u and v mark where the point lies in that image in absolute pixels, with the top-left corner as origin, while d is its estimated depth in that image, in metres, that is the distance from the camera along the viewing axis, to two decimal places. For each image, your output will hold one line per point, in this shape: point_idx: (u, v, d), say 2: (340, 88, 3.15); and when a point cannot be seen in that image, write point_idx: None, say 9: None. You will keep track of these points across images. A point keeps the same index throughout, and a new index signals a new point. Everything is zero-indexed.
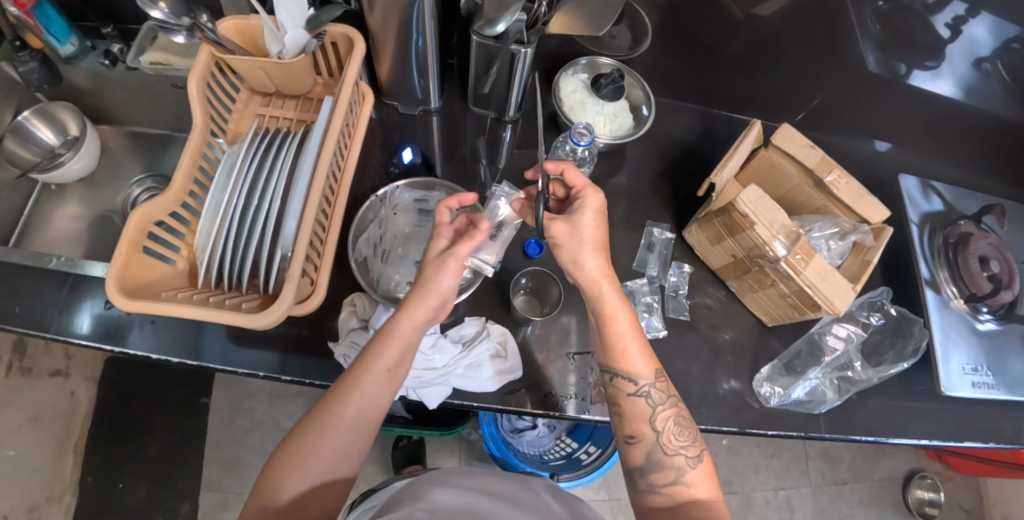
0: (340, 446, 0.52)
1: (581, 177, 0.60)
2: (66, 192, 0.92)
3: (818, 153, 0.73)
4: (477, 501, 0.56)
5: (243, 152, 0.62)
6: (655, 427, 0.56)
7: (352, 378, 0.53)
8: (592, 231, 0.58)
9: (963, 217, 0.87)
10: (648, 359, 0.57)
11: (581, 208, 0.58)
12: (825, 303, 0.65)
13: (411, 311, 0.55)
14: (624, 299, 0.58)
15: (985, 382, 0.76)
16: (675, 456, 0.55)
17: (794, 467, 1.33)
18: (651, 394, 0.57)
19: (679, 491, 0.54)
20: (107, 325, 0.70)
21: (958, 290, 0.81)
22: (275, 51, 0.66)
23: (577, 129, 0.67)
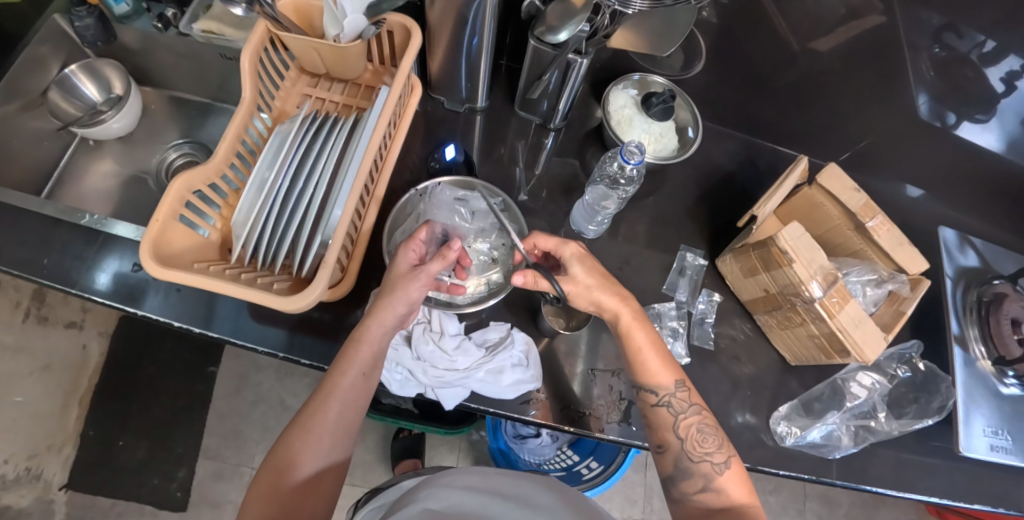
0: (321, 449, 0.54)
1: (548, 239, 0.62)
2: (104, 149, 0.92)
3: (863, 197, 0.71)
4: (486, 501, 0.56)
5: (293, 132, 0.63)
6: (680, 434, 0.57)
7: (330, 382, 0.55)
8: (589, 273, 0.61)
9: (999, 277, 0.85)
10: (670, 369, 0.59)
11: (567, 263, 0.61)
12: (855, 350, 0.65)
13: (377, 318, 0.57)
14: (641, 317, 0.60)
15: (1002, 447, 0.75)
16: (702, 462, 0.55)
17: (791, 506, 1.32)
18: (673, 402, 0.58)
19: (710, 498, 0.54)
20: (134, 287, 0.70)
21: (986, 350, 0.80)
22: (332, 33, 0.65)
23: (628, 147, 0.64)
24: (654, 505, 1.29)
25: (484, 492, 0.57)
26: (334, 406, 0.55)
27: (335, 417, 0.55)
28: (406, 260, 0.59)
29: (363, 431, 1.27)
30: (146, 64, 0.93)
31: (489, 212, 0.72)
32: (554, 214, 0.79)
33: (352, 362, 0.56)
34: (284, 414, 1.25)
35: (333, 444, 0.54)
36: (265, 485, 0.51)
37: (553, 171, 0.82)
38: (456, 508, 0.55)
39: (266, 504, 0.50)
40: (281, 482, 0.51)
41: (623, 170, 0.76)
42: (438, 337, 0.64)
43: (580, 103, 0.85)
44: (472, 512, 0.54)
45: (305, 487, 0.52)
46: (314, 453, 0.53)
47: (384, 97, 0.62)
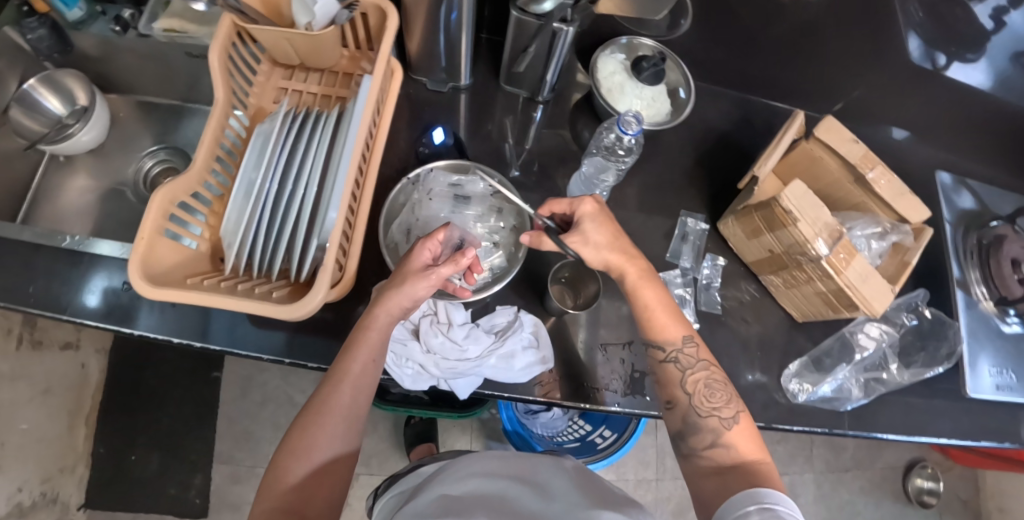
0: (336, 437, 0.53)
1: (559, 203, 0.61)
2: (76, 164, 0.89)
3: (862, 148, 0.70)
4: (505, 482, 0.57)
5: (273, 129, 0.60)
6: (687, 389, 0.57)
7: (338, 365, 0.55)
8: (600, 234, 0.59)
9: (997, 218, 0.86)
10: (676, 322, 0.59)
11: (579, 221, 0.60)
12: (863, 303, 0.65)
13: (384, 308, 0.55)
14: (648, 273, 0.60)
15: (1007, 385, 0.78)
16: (711, 418, 0.55)
17: (799, 454, 1.33)
18: (680, 359, 0.58)
19: (720, 454, 0.53)
20: (128, 307, 0.68)
21: (988, 291, 0.82)
22: (303, 21, 0.62)
23: (625, 117, 0.61)
24: (666, 465, 1.31)
25: (504, 475, 0.58)
26: (343, 390, 0.54)
27: (345, 401, 0.54)
28: (420, 261, 0.55)
29: (374, 421, 1.27)
30: (109, 68, 0.88)
31: (475, 193, 0.69)
32: (551, 191, 0.77)
33: (363, 346, 0.55)
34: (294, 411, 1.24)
35: (347, 430, 0.54)
36: (275, 479, 0.51)
37: (546, 144, 0.79)
38: (475, 490, 0.55)
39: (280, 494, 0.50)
40: (297, 473, 0.51)
41: (621, 140, 0.75)
42: (447, 329, 0.63)
43: (566, 73, 0.83)
44: (494, 493, 0.54)
45: (320, 475, 0.52)
46: (325, 443, 0.52)
47: (368, 88, 0.59)
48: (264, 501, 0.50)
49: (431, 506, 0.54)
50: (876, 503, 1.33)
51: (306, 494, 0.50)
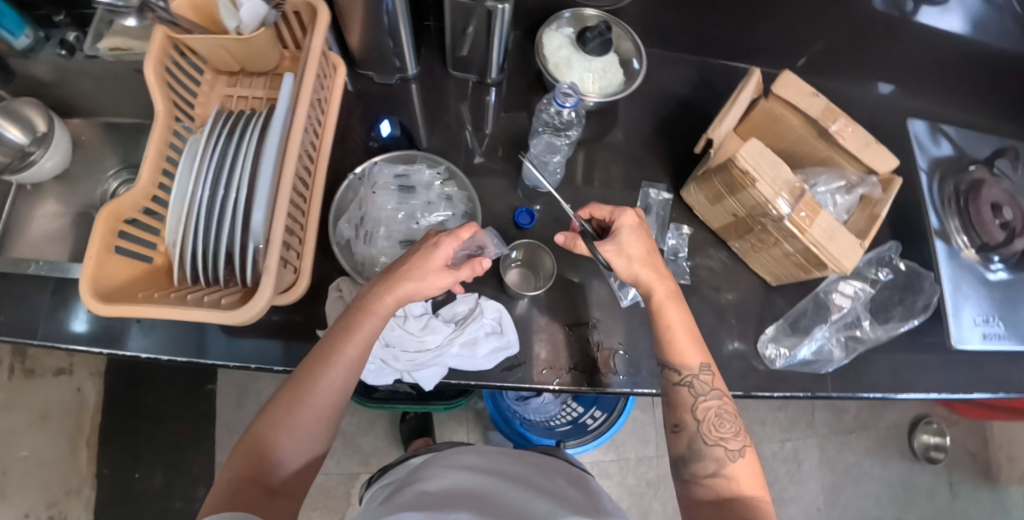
0: (319, 418, 0.50)
1: (604, 209, 0.63)
2: (43, 192, 0.89)
3: (822, 101, 0.68)
4: (494, 483, 0.57)
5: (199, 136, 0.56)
6: (696, 416, 0.57)
7: (328, 345, 0.51)
8: (636, 246, 0.61)
9: (974, 163, 0.83)
10: (698, 350, 0.59)
11: (618, 228, 0.61)
12: (832, 262, 0.63)
13: (395, 293, 0.53)
14: (674, 294, 0.61)
15: (996, 333, 0.75)
16: (716, 447, 0.55)
17: (801, 420, 1.31)
18: (695, 384, 0.58)
19: (720, 484, 0.53)
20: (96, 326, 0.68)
21: (969, 239, 0.79)
22: (232, 26, 0.61)
23: (561, 89, 0.59)
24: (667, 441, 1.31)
25: (495, 477, 0.58)
26: (335, 371, 0.50)
27: (336, 382, 0.51)
28: (439, 256, 0.54)
29: (370, 419, 1.26)
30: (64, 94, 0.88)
31: (427, 181, 0.70)
32: (509, 174, 0.76)
33: (361, 329, 0.52)
34: None
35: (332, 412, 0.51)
36: (248, 456, 0.46)
37: (502, 127, 0.78)
38: (463, 487, 0.55)
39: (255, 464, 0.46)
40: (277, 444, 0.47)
41: (560, 115, 0.74)
42: (403, 321, 0.63)
43: (517, 53, 0.81)
44: (479, 491, 0.55)
45: (294, 454, 0.48)
46: (308, 424, 0.49)
47: (289, 84, 0.54)
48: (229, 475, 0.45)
49: (417, 496, 0.54)
50: (883, 462, 1.31)
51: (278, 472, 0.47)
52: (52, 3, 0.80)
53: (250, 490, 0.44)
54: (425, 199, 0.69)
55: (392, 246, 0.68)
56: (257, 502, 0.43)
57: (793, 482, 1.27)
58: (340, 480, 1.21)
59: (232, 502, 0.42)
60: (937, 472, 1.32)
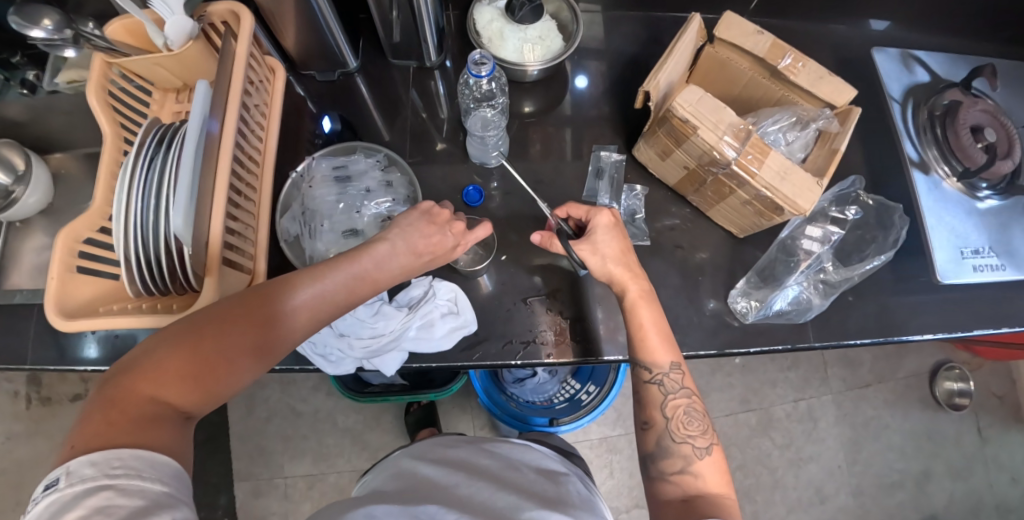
0: (266, 351, 0.46)
1: (582, 208, 0.64)
2: (30, 226, 0.92)
3: (768, 38, 0.65)
4: (461, 476, 0.56)
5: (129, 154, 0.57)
6: (666, 413, 0.55)
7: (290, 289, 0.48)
8: (610, 245, 0.61)
9: (950, 85, 0.78)
10: (670, 348, 0.57)
11: (593, 229, 0.61)
12: (787, 203, 0.59)
13: (404, 264, 0.56)
14: (648, 295, 0.60)
15: (989, 264, 0.70)
16: (683, 445, 0.54)
17: (813, 377, 1.27)
18: (665, 382, 0.56)
19: (687, 482, 0.52)
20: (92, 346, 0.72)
21: (950, 168, 0.75)
22: (161, 43, 0.63)
23: (474, 60, 0.61)
24: None
25: (469, 471, 0.58)
26: (288, 308, 0.47)
27: (291, 316, 0.48)
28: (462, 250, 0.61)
29: (376, 416, 1.27)
30: (34, 132, 0.91)
31: (364, 167, 0.71)
32: (459, 156, 0.75)
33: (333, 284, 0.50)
34: (298, 420, 1.26)
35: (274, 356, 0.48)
36: (177, 362, 0.41)
37: (449, 109, 0.78)
38: (435, 481, 0.55)
39: (177, 388, 0.41)
40: (210, 372, 0.43)
41: (480, 87, 0.74)
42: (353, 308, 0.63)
43: (457, 34, 0.80)
44: (442, 487, 0.54)
45: (227, 384, 0.44)
46: (253, 354, 0.45)
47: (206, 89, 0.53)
48: (144, 373, 0.40)
49: (387, 493, 0.54)
50: (905, 413, 1.26)
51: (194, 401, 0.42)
52: (6, 45, 0.82)
53: (163, 419, 0.39)
54: (366, 187, 0.71)
55: (337, 238, 0.69)
56: (171, 432, 0.39)
57: (811, 441, 1.23)
58: (353, 478, 1.23)
59: (144, 432, 0.37)
60: (964, 419, 1.26)
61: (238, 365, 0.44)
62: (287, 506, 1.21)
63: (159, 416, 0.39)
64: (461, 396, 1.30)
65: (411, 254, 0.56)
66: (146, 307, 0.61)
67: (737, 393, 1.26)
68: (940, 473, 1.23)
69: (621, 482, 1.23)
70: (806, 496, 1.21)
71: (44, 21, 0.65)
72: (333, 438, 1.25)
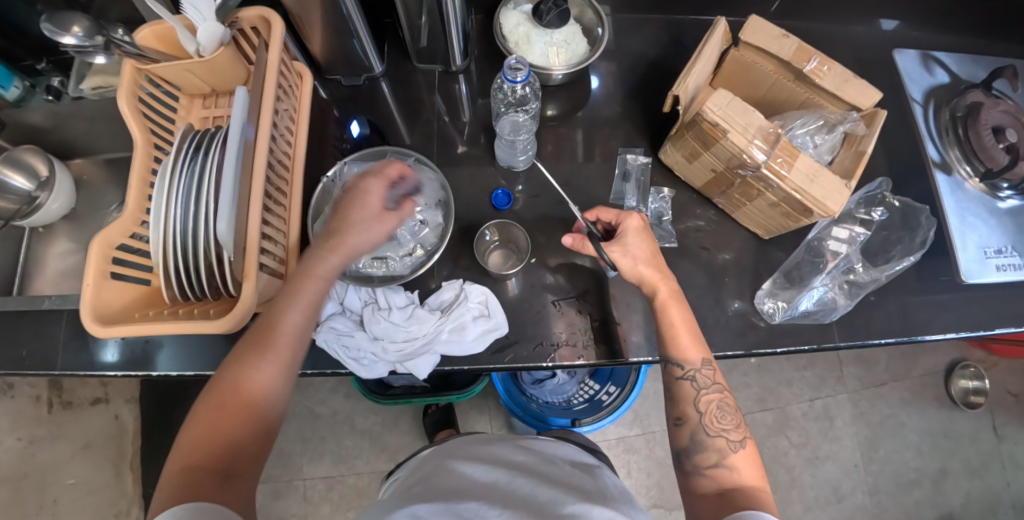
0: (275, 365, 0.51)
1: (611, 212, 0.65)
2: (54, 232, 0.92)
3: (794, 42, 0.65)
4: (499, 474, 0.57)
5: (165, 160, 0.58)
6: (699, 408, 0.56)
7: (271, 312, 0.53)
8: (640, 247, 0.62)
9: (971, 86, 0.79)
10: (700, 345, 0.58)
11: (623, 232, 0.62)
12: (816, 206, 0.60)
13: (339, 250, 0.55)
14: (677, 295, 0.60)
15: (1011, 264, 0.71)
16: (717, 438, 0.54)
17: (828, 376, 1.28)
18: (697, 378, 0.57)
19: (722, 475, 0.52)
20: (126, 351, 0.72)
21: (972, 169, 0.75)
22: (192, 49, 0.64)
23: (510, 65, 0.61)
24: None
25: (506, 467, 0.59)
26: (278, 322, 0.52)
27: (286, 328, 0.52)
28: (375, 203, 0.58)
29: (393, 417, 1.28)
30: (58, 138, 0.91)
31: (395, 172, 0.71)
32: (485, 159, 0.76)
33: (302, 287, 0.54)
34: (316, 423, 1.26)
35: (288, 368, 0.52)
36: (210, 409, 0.48)
37: (475, 112, 0.78)
38: (474, 479, 0.56)
39: (215, 430, 0.47)
40: (233, 405, 0.48)
41: (514, 91, 0.74)
42: (388, 313, 0.64)
43: (482, 39, 0.81)
44: (482, 484, 0.55)
45: (259, 409, 0.49)
46: (264, 370, 0.50)
47: (244, 99, 0.54)
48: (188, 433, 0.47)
49: (427, 492, 0.55)
50: (921, 411, 1.26)
51: (237, 441, 0.47)
52: (33, 52, 0.84)
53: (212, 467, 0.45)
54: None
55: None
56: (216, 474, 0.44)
57: (827, 440, 1.24)
58: (372, 479, 1.24)
59: (191, 488, 0.42)
60: (979, 417, 1.27)
61: (253, 384, 0.50)
62: (306, 508, 1.21)
63: (207, 465, 0.45)
64: (478, 397, 1.30)
65: (331, 236, 0.56)
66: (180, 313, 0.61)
67: (753, 393, 1.27)
68: (957, 471, 1.24)
69: (639, 482, 1.23)
70: (823, 495, 1.21)
71: (74, 28, 0.65)
72: (352, 440, 1.26)
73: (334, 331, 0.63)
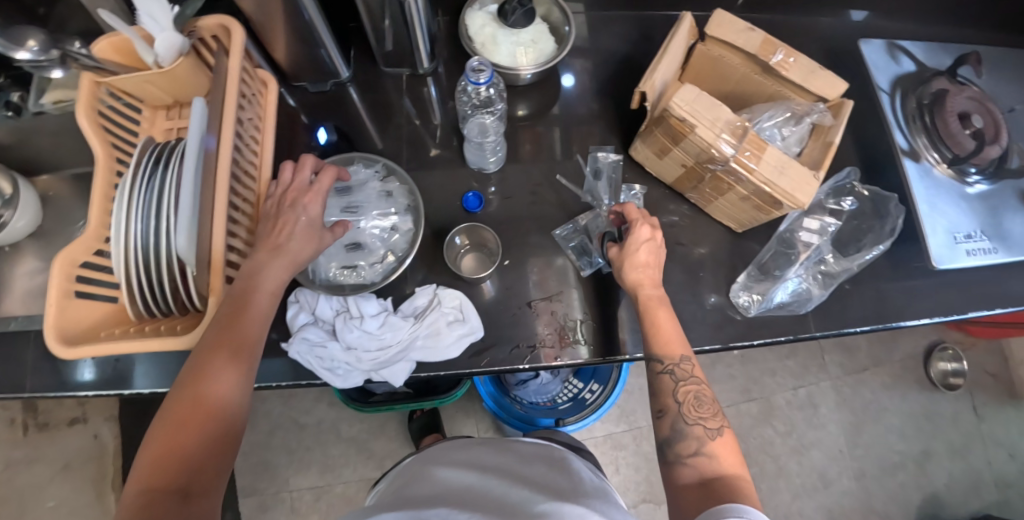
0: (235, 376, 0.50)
1: (637, 212, 0.64)
2: (19, 250, 0.90)
3: (760, 34, 0.66)
4: (474, 476, 0.57)
5: (125, 174, 0.57)
6: (678, 399, 0.55)
7: (224, 321, 0.52)
8: (644, 258, 0.62)
9: (937, 74, 0.80)
10: (682, 342, 0.58)
11: (635, 240, 0.62)
12: (786, 198, 0.60)
13: (280, 262, 0.56)
14: (664, 301, 0.61)
15: (981, 248, 0.72)
16: (696, 426, 0.54)
17: (811, 364, 1.29)
18: (677, 371, 0.56)
19: (703, 464, 0.51)
20: (94, 370, 0.71)
21: (940, 155, 0.76)
22: (151, 61, 0.62)
23: (472, 67, 0.61)
24: None
25: (481, 469, 0.58)
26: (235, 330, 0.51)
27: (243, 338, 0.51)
28: (317, 211, 0.59)
29: (379, 424, 1.27)
30: (19, 155, 0.89)
31: (362, 177, 0.70)
32: (456, 162, 0.75)
33: (252, 299, 0.53)
34: (302, 433, 1.25)
35: (247, 375, 0.51)
36: (170, 427, 0.45)
37: (445, 114, 0.77)
38: (450, 482, 0.56)
39: (177, 449, 0.45)
40: (194, 420, 0.46)
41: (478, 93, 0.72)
42: (360, 322, 0.63)
43: (449, 41, 0.80)
44: (457, 486, 0.54)
45: (221, 423, 0.48)
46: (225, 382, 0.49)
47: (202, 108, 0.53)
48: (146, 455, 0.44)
49: (401, 498, 0.54)
50: (903, 395, 1.28)
51: (201, 458, 0.45)
52: None
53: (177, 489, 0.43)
54: (366, 198, 0.69)
55: (339, 251, 0.67)
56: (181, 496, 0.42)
57: (812, 427, 1.25)
58: (360, 487, 1.22)
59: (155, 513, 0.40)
60: (959, 399, 1.29)
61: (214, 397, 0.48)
62: None
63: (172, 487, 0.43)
64: (464, 400, 1.29)
65: (273, 250, 0.56)
66: (147, 330, 0.60)
67: (738, 384, 1.27)
68: (940, 453, 1.25)
69: (628, 478, 1.24)
70: (811, 481, 1.22)
71: (30, 42, 0.66)
72: (338, 449, 1.24)
73: (307, 342, 0.62)
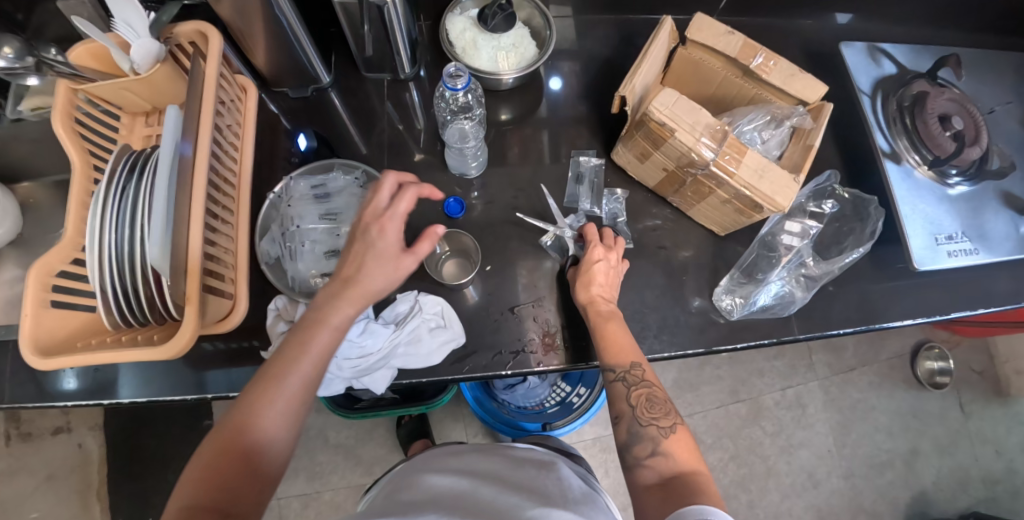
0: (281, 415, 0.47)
1: (596, 233, 0.66)
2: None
3: (739, 38, 0.66)
4: (465, 482, 0.56)
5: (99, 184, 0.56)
6: (631, 403, 0.56)
7: (281, 355, 0.49)
8: (601, 279, 0.64)
9: (917, 76, 0.80)
10: (634, 349, 0.59)
11: (590, 262, 0.64)
12: (766, 201, 0.60)
13: (350, 298, 0.52)
14: (617, 316, 0.62)
15: (962, 249, 0.72)
16: (649, 427, 0.54)
17: (799, 365, 1.29)
18: (628, 376, 0.57)
19: (660, 463, 0.51)
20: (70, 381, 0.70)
21: (921, 157, 0.76)
22: (128, 67, 0.62)
23: (449, 72, 0.61)
24: None
25: (472, 475, 0.58)
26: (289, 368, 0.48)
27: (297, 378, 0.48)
28: (393, 239, 0.54)
29: (367, 430, 1.26)
30: None
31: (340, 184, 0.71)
32: (438, 167, 0.75)
33: (313, 338, 0.50)
34: None
35: (294, 414, 0.48)
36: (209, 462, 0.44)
37: (426, 119, 0.77)
38: (439, 488, 0.55)
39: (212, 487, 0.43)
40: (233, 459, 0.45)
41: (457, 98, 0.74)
42: None
43: (430, 46, 0.80)
44: (448, 492, 0.54)
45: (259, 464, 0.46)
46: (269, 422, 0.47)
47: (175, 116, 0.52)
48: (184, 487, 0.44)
49: (389, 505, 0.54)
50: (890, 394, 1.29)
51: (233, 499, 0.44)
52: None
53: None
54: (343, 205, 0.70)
55: (318, 258, 0.68)
56: None
57: (799, 427, 1.25)
58: (348, 494, 1.22)
59: None
60: (946, 397, 1.30)
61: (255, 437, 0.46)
62: None
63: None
64: (453, 404, 1.29)
65: (343, 284, 0.53)
66: (123, 339, 0.59)
67: (726, 385, 1.28)
68: (927, 451, 1.26)
69: (617, 480, 1.23)
70: (800, 481, 1.23)
71: (4, 49, 0.63)
72: (326, 455, 1.24)
73: None
